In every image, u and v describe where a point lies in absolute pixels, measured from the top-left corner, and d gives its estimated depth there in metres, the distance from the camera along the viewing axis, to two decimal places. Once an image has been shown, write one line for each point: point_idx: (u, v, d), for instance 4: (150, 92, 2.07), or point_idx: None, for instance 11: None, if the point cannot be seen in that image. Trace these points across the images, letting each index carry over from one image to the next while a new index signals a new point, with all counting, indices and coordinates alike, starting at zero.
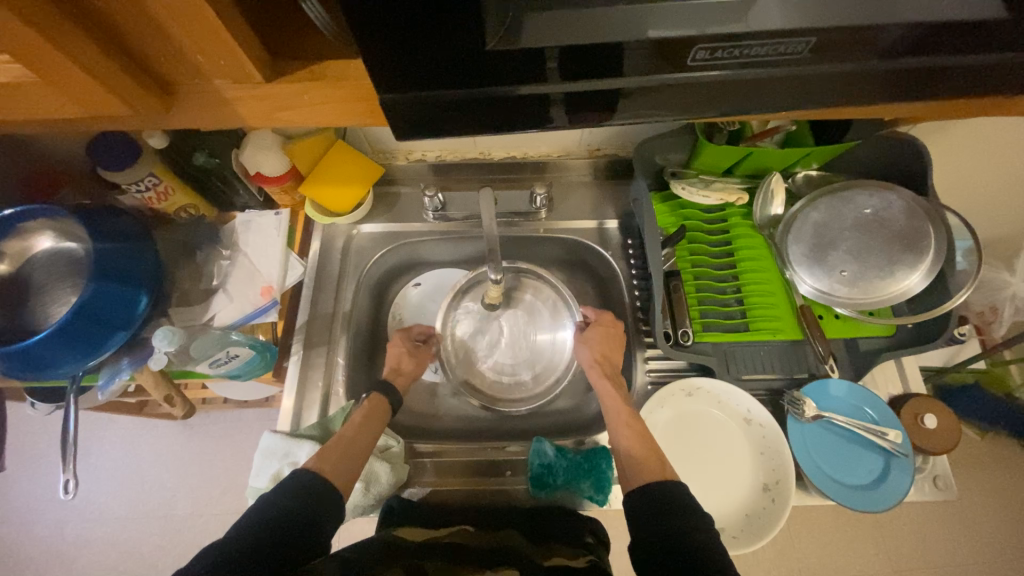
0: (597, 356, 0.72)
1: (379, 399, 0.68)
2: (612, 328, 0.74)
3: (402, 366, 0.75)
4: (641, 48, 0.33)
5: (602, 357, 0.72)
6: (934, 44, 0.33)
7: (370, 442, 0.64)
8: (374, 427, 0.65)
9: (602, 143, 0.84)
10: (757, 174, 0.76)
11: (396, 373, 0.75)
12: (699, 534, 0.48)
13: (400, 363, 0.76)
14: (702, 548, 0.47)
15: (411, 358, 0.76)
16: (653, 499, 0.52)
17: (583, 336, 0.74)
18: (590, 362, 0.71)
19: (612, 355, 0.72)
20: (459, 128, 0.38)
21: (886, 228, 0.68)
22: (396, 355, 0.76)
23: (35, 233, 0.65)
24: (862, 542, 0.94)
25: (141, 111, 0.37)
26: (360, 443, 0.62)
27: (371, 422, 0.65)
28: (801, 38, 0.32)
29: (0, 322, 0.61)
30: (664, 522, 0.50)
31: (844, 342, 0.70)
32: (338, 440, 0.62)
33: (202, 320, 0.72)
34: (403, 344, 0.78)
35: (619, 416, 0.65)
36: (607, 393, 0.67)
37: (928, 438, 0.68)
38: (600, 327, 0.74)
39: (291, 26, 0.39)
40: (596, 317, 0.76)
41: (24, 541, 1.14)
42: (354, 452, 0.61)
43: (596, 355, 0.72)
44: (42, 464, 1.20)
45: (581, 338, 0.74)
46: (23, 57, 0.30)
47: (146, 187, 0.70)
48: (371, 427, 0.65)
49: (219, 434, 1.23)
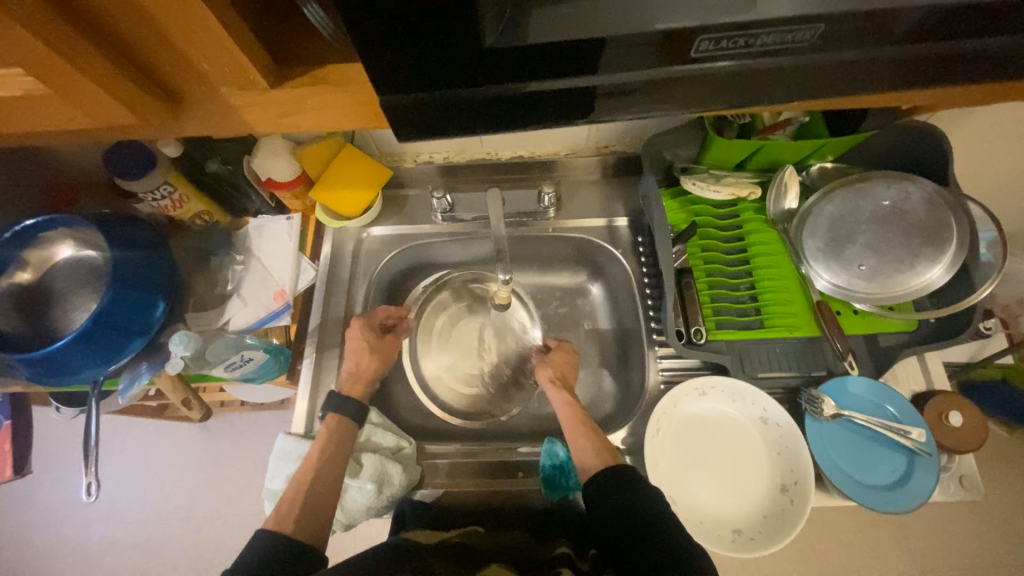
0: (555, 375, 0.73)
1: (336, 420, 0.66)
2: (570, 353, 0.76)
3: (361, 368, 0.72)
4: (646, 41, 0.32)
5: (560, 376, 0.73)
6: (950, 28, 0.32)
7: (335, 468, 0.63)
8: (339, 450, 0.64)
9: (610, 141, 0.83)
10: (770, 168, 0.75)
11: (355, 376, 0.71)
12: (673, 536, 0.49)
13: (359, 364, 0.72)
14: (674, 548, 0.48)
15: (372, 354, 0.73)
16: (641, 503, 0.53)
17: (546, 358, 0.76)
18: (549, 379, 0.72)
19: (568, 376, 0.74)
20: (461, 129, 0.38)
21: (905, 220, 0.66)
22: (357, 352, 0.73)
23: (56, 243, 0.67)
24: (886, 542, 0.92)
25: (150, 121, 0.37)
26: (326, 472, 0.62)
27: (335, 446, 0.64)
28: (811, 26, 0.31)
29: (23, 330, 0.63)
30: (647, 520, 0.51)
31: (864, 338, 0.68)
32: (304, 473, 0.61)
33: (218, 325, 0.73)
34: None
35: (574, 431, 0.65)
36: (564, 410, 0.68)
37: (952, 435, 0.66)
38: (561, 351, 0.76)
39: (295, 31, 0.39)
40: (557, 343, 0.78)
41: (51, 542, 1.18)
42: (320, 482, 0.61)
43: (556, 374, 0.73)
44: (67, 468, 1.24)
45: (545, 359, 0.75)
46: (34, 70, 0.31)
47: (162, 196, 0.71)
48: (335, 451, 0.64)
49: (236, 437, 1.25)
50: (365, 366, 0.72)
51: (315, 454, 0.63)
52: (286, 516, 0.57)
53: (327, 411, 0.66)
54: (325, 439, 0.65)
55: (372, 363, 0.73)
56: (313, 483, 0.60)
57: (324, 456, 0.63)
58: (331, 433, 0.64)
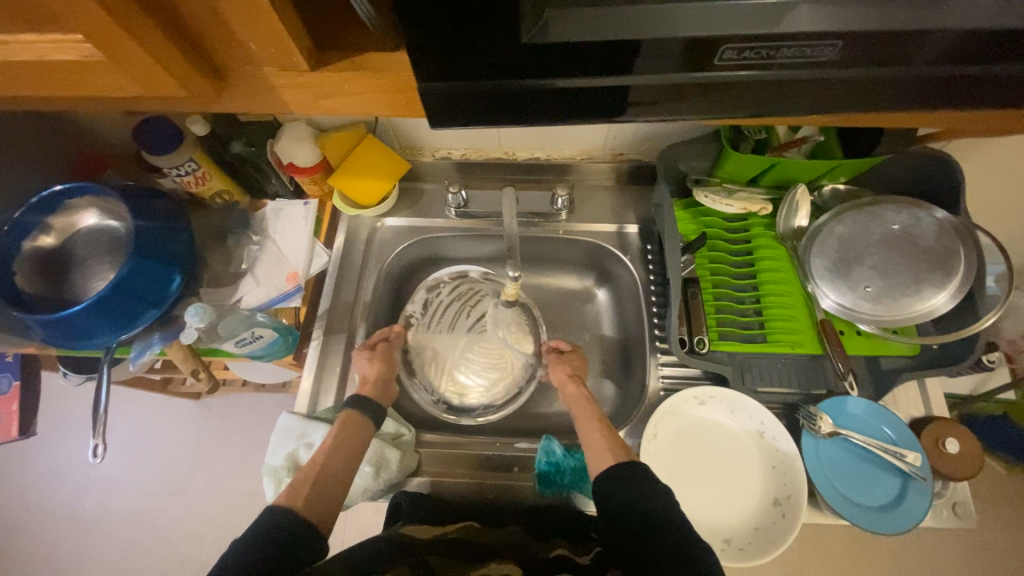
0: (573, 373, 0.74)
1: (350, 415, 0.65)
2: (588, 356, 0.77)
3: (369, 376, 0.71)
4: (672, 48, 0.33)
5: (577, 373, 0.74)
6: (967, 54, 0.34)
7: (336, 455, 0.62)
8: (352, 444, 0.63)
9: (625, 149, 0.84)
10: (782, 186, 0.76)
11: (364, 383, 0.71)
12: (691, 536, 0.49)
13: (364, 371, 0.72)
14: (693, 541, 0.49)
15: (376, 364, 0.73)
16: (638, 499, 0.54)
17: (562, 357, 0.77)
18: (568, 375, 0.73)
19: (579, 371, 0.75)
20: (485, 121, 0.39)
21: (914, 245, 0.67)
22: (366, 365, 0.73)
23: (80, 210, 0.68)
24: (874, 568, 0.92)
25: (194, 94, 0.39)
26: (336, 459, 0.61)
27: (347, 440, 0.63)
28: (830, 41, 0.33)
29: (43, 292, 0.65)
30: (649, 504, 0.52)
31: (865, 360, 0.68)
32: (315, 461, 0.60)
33: (230, 301, 0.74)
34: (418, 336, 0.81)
35: None
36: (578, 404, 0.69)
37: (949, 462, 0.66)
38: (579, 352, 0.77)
39: (336, 20, 0.41)
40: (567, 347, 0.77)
41: (47, 507, 1.19)
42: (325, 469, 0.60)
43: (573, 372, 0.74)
44: (72, 433, 1.26)
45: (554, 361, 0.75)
46: (94, 38, 0.32)
47: (186, 172, 0.73)
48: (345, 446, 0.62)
49: (236, 416, 1.27)
50: (369, 373, 0.72)
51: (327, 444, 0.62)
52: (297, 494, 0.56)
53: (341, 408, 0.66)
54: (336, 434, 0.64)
55: (377, 369, 0.72)
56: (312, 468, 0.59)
57: (336, 449, 0.62)
58: (342, 426, 0.64)
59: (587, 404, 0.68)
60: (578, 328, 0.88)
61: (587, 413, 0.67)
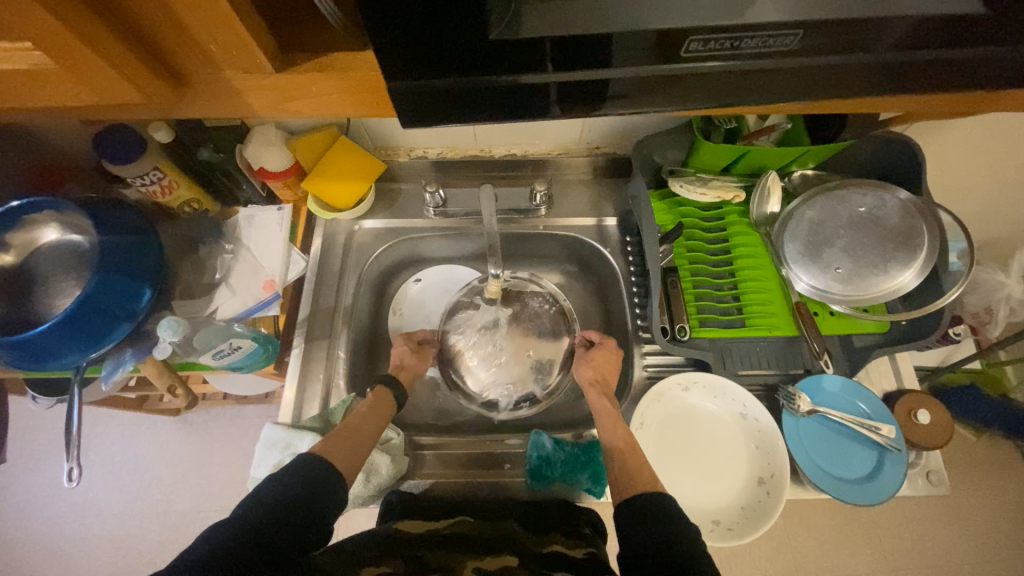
0: (595, 377, 0.73)
1: (380, 391, 0.70)
2: (615, 352, 0.76)
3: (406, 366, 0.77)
4: (640, 40, 0.34)
5: (600, 376, 0.73)
6: (922, 39, 0.35)
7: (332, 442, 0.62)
8: (379, 417, 0.67)
9: (601, 142, 0.85)
10: (753, 173, 0.78)
11: (400, 370, 0.77)
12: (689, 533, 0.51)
13: (403, 361, 0.78)
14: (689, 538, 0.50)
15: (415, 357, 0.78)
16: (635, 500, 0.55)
17: (587, 357, 0.76)
18: (589, 381, 0.73)
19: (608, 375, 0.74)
20: (459, 119, 0.39)
21: (880, 226, 0.69)
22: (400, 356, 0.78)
23: (41, 226, 0.66)
24: (857, 540, 0.95)
25: (155, 100, 0.38)
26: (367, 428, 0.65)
27: (376, 414, 0.67)
28: (794, 30, 0.33)
29: (5, 314, 0.62)
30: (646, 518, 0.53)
31: (839, 339, 0.71)
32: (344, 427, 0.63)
33: (206, 313, 0.72)
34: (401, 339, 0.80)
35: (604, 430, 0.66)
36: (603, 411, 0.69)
37: (921, 432, 0.69)
38: (603, 349, 0.76)
39: (299, 21, 0.40)
40: (602, 341, 0.77)
41: (22, 537, 1.15)
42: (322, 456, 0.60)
43: (596, 375, 0.73)
44: (45, 458, 1.21)
45: (587, 359, 0.75)
46: (43, 45, 0.31)
47: (151, 181, 0.70)
48: (374, 417, 0.66)
49: (218, 430, 1.24)
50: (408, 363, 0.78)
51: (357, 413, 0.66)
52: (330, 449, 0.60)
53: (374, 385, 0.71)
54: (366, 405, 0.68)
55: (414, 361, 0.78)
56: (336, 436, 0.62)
57: (366, 419, 0.66)
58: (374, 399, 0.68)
59: (612, 418, 0.68)
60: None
61: (612, 425, 0.67)
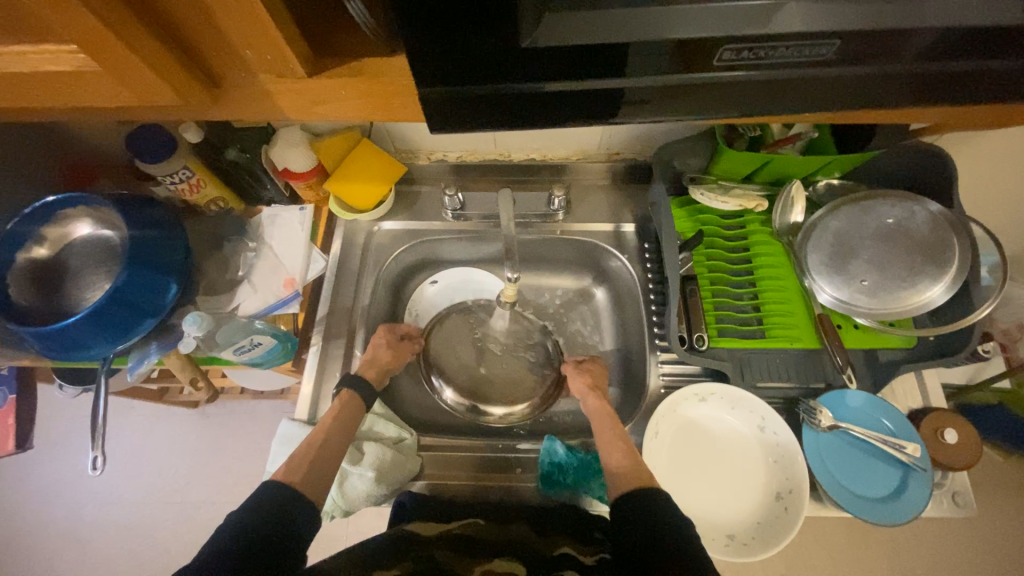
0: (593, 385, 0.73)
1: (348, 396, 0.68)
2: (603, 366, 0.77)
3: (380, 359, 0.75)
4: (666, 49, 0.34)
5: (596, 385, 0.74)
6: (957, 50, 0.34)
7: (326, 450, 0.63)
8: (348, 425, 0.66)
9: (621, 148, 0.85)
10: (777, 182, 0.76)
11: (372, 365, 0.74)
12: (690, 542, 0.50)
13: (377, 356, 0.75)
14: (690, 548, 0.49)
15: (391, 352, 0.77)
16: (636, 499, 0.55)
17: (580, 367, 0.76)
18: (587, 389, 0.73)
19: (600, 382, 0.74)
20: (482, 124, 0.39)
21: (908, 239, 0.67)
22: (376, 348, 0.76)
23: (74, 221, 0.68)
24: (877, 560, 0.93)
25: (191, 102, 0.39)
26: (333, 440, 0.64)
27: (344, 422, 0.66)
28: (825, 40, 0.33)
29: (37, 305, 0.64)
30: (649, 521, 0.52)
31: (863, 353, 0.69)
32: (312, 442, 0.63)
33: (228, 308, 0.74)
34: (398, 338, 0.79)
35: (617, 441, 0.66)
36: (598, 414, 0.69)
37: (948, 452, 0.67)
38: (596, 362, 0.77)
39: (331, 26, 0.41)
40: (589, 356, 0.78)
41: (44, 521, 1.18)
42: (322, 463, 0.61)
43: (592, 383, 0.73)
44: (68, 445, 1.25)
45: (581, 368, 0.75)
46: (88, 48, 0.32)
47: (180, 180, 0.72)
48: (343, 426, 0.66)
49: (234, 424, 1.26)
50: (382, 359, 0.76)
51: (325, 423, 0.66)
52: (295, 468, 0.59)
53: (340, 387, 0.69)
54: (335, 413, 0.67)
55: (390, 357, 0.76)
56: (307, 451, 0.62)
57: (333, 429, 0.65)
58: (342, 406, 0.67)
59: (609, 420, 0.68)
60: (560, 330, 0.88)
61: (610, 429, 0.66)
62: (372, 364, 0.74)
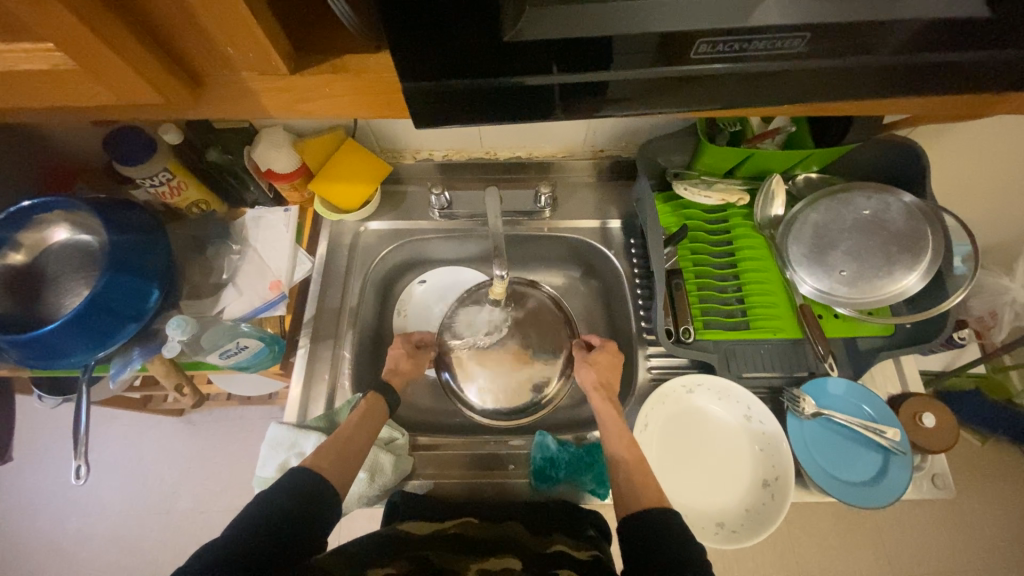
0: (599, 381, 0.71)
1: (376, 397, 0.68)
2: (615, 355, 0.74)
3: (401, 367, 0.75)
4: (646, 43, 0.34)
5: (604, 381, 0.71)
6: (926, 42, 0.35)
7: (349, 439, 0.63)
8: (372, 426, 0.66)
9: (606, 145, 0.85)
10: (758, 176, 0.78)
11: (394, 374, 0.74)
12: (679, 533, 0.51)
13: (397, 364, 0.75)
14: (679, 542, 0.50)
15: (410, 360, 0.76)
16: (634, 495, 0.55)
17: (588, 359, 0.73)
18: (593, 386, 0.70)
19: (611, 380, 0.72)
20: (469, 120, 0.39)
21: (884, 229, 0.69)
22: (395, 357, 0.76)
23: (52, 225, 0.66)
24: (862, 544, 0.95)
25: (172, 101, 0.38)
26: (358, 437, 0.63)
27: (369, 421, 0.66)
28: (802, 34, 0.34)
29: (15, 312, 0.62)
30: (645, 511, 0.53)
31: (843, 342, 0.71)
32: (338, 436, 0.63)
33: (212, 313, 0.73)
34: (403, 339, 0.78)
35: (608, 435, 0.66)
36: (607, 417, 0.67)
37: (927, 436, 0.69)
38: (605, 352, 0.74)
39: (314, 24, 0.41)
40: (602, 342, 0.76)
41: (25, 536, 1.15)
42: (347, 456, 0.61)
43: (599, 380, 0.71)
44: (49, 457, 1.21)
45: (589, 361, 0.73)
46: (66, 46, 0.32)
47: (160, 182, 0.71)
48: (368, 425, 0.65)
49: (222, 430, 1.24)
50: (403, 367, 0.75)
51: (350, 420, 0.65)
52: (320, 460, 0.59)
53: (368, 389, 0.69)
54: (361, 412, 0.66)
55: (410, 367, 0.76)
56: (332, 445, 0.61)
57: (358, 426, 0.65)
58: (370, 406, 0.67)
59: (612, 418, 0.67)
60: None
61: (617, 430, 0.66)
62: (395, 373, 0.74)
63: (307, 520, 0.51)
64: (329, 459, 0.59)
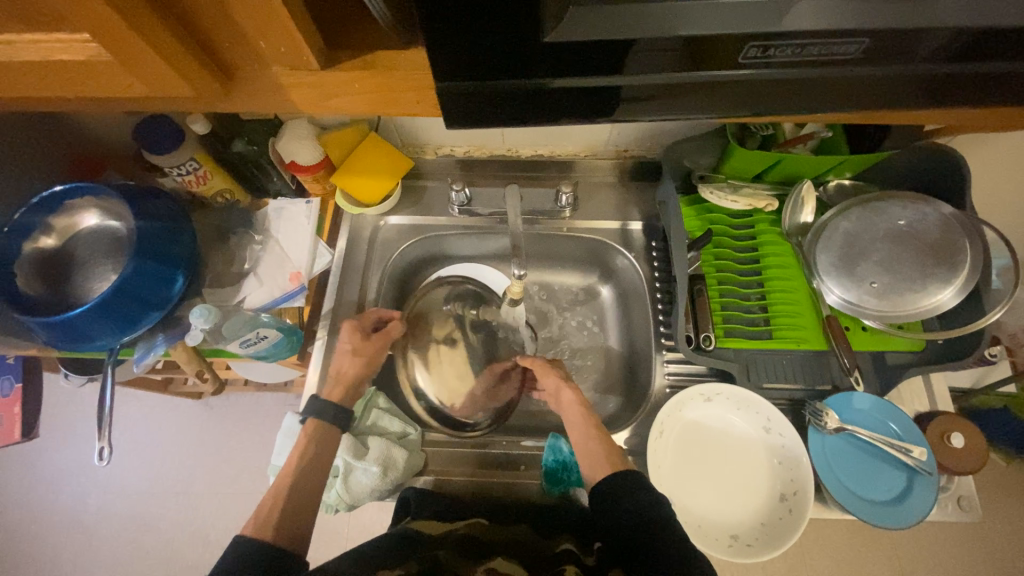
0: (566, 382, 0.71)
1: (312, 430, 0.64)
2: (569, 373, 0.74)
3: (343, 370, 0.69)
4: (675, 46, 0.33)
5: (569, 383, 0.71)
6: (978, 51, 0.33)
7: (295, 488, 0.59)
8: (316, 466, 0.62)
9: (629, 145, 0.84)
10: (787, 182, 0.76)
11: (337, 379, 0.68)
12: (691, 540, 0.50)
13: (341, 367, 0.69)
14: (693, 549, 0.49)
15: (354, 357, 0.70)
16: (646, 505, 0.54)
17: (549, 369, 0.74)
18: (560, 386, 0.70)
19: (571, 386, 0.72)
20: (495, 120, 0.39)
21: (919, 241, 0.66)
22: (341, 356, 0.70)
23: (81, 211, 0.68)
24: (876, 560, 0.93)
25: (203, 94, 0.39)
26: (307, 481, 0.60)
27: (313, 461, 0.62)
28: (854, 39, 0.32)
29: (45, 295, 0.64)
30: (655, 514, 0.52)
31: (870, 356, 0.69)
32: (280, 489, 0.59)
33: (233, 301, 0.74)
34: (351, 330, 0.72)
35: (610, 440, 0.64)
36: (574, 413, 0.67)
37: (955, 456, 0.66)
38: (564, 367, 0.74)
39: (345, 19, 0.41)
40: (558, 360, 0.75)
41: (49, 509, 1.19)
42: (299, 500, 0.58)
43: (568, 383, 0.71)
44: (73, 435, 1.25)
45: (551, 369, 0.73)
46: (103, 39, 0.32)
47: (187, 171, 0.72)
48: (311, 468, 0.61)
49: (238, 415, 1.27)
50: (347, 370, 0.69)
51: (292, 464, 0.61)
52: (264, 523, 0.55)
53: (306, 418, 0.65)
54: (299, 454, 0.62)
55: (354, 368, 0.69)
56: (275, 504, 0.57)
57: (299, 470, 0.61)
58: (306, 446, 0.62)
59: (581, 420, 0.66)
60: (546, 324, 0.89)
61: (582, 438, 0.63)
62: (339, 377, 0.69)
63: (285, 543, 0.53)
64: (274, 519, 0.55)
